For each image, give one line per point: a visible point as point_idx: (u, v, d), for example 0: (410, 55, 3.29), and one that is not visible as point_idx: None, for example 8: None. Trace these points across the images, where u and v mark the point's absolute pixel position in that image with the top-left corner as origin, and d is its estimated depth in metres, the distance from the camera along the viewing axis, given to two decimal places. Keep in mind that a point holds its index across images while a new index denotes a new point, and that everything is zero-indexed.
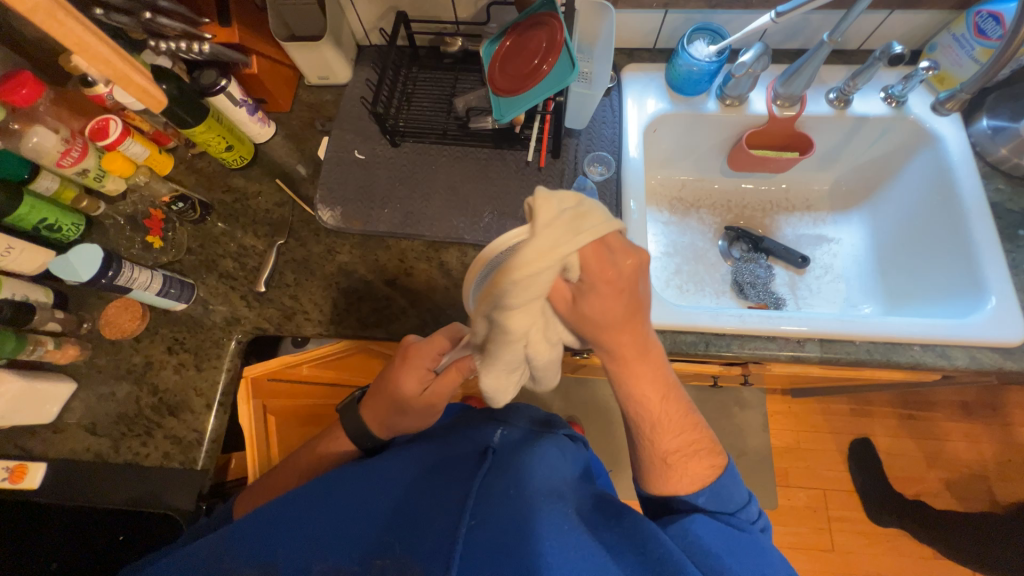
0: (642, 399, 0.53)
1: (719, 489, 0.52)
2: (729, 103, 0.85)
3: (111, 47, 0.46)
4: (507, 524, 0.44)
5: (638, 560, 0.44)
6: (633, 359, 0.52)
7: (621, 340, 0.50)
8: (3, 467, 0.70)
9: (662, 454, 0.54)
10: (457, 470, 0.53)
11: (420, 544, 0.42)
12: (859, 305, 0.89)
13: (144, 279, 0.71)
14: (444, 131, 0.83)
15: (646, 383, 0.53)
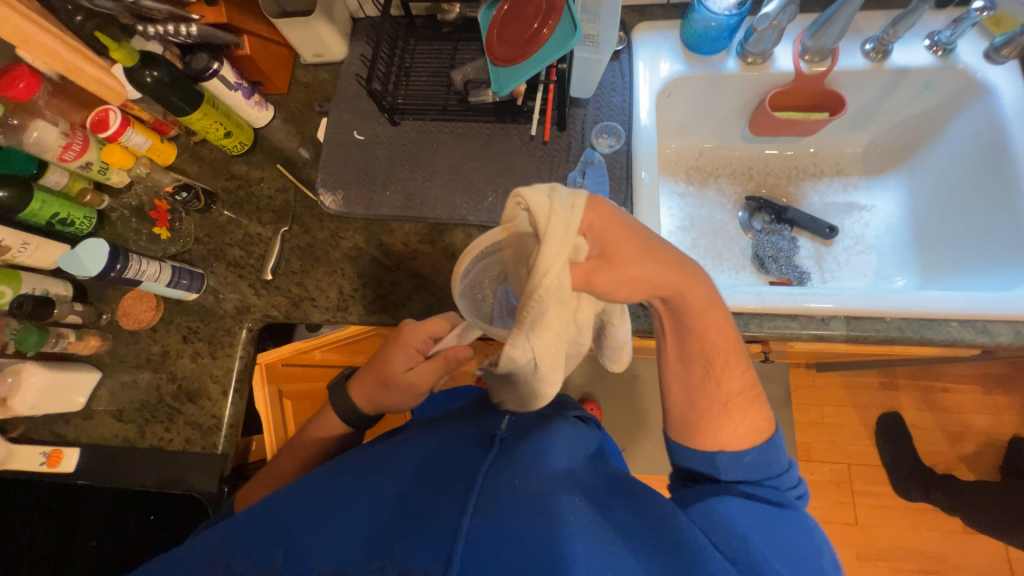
0: (709, 344, 0.50)
1: (769, 448, 0.50)
2: (752, 62, 0.78)
3: (65, 47, 0.69)
4: (514, 512, 0.43)
5: (654, 544, 0.42)
6: (697, 309, 0.49)
7: (683, 293, 0.48)
8: (41, 452, 0.75)
9: (723, 402, 0.50)
10: (464, 456, 0.52)
11: (425, 530, 0.41)
12: (891, 277, 0.83)
13: (153, 270, 0.72)
14: (444, 106, 0.79)
15: (713, 333, 0.50)
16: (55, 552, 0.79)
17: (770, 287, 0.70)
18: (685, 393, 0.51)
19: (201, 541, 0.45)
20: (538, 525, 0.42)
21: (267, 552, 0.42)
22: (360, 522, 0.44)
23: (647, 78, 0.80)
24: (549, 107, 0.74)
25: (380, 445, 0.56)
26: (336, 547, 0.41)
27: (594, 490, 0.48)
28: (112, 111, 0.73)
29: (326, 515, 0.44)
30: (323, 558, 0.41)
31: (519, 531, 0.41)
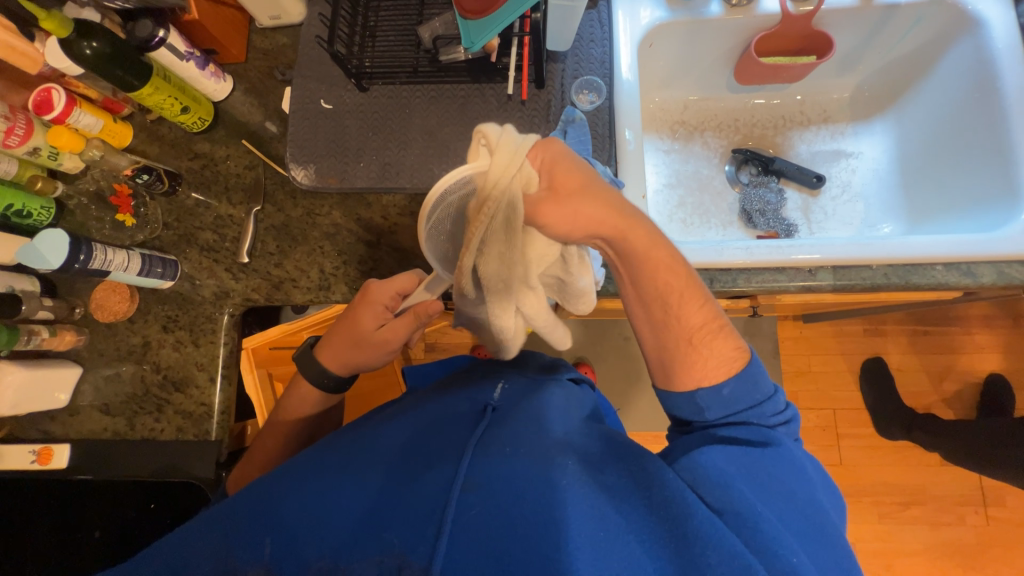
0: (661, 285, 0.50)
1: (746, 374, 0.49)
2: (735, 4, 0.74)
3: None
4: (503, 483, 0.43)
5: (644, 502, 0.43)
6: (644, 250, 0.50)
7: (628, 232, 0.49)
8: (31, 450, 0.73)
9: (688, 336, 0.50)
10: (456, 428, 0.52)
11: (416, 507, 0.42)
12: (877, 225, 0.83)
13: (121, 259, 0.69)
14: (414, 67, 0.74)
15: (663, 273, 0.50)
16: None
17: (758, 241, 0.70)
18: (654, 337, 0.52)
19: (194, 527, 0.45)
20: (528, 492, 0.42)
21: (262, 535, 0.42)
22: (353, 501, 0.44)
23: (626, 29, 0.76)
24: (525, 63, 0.69)
25: (371, 422, 0.56)
26: (330, 525, 0.42)
27: (586, 452, 0.48)
28: (55, 91, 0.68)
29: (318, 495, 0.44)
30: (317, 537, 0.41)
31: (510, 501, 0.42)
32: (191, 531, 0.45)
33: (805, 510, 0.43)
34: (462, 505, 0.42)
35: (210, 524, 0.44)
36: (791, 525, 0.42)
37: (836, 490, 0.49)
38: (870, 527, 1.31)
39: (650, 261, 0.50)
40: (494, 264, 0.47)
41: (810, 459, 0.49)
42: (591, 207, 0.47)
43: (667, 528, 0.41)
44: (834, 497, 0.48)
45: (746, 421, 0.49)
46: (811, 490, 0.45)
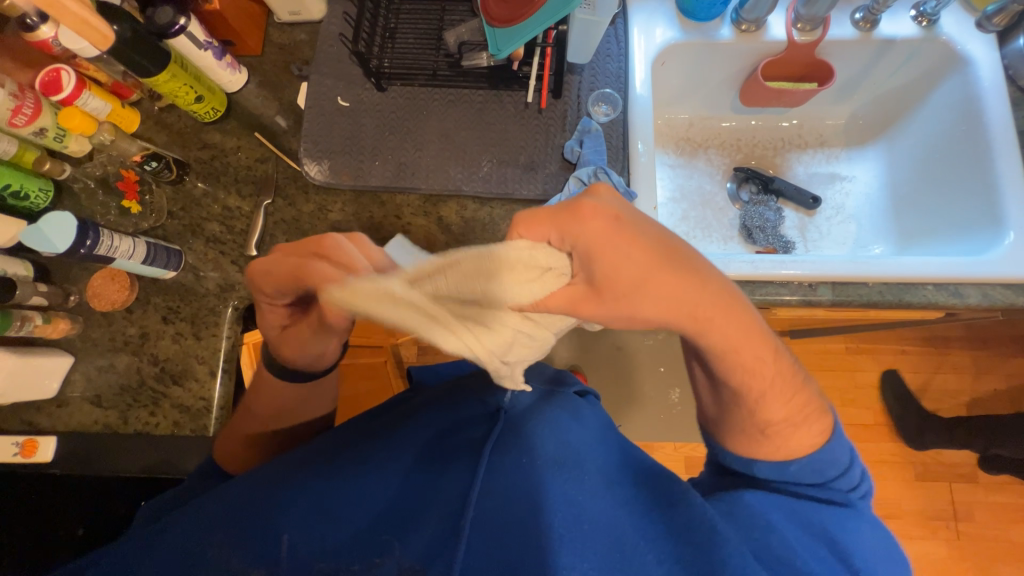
0: (748, 374, 0.47)
1: (819, 455, 0.48)
2: (744, 29, 0.78)
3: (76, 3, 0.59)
4: (517, 494, 0.45)
5: (665, 522, 0.44)
6: (733, 347, 0.46)
7: (715, 329, 0.45)
8: (14, 442, 0.70)
9: (762, 424, 0.49)
10: (467, 435, 0.53)
11: (428, 518, 0.43)
12: (868, 246, 0.87)
13: (126, 247, 0.67)
14: (434, 71, 0.76)
15: (750, 367, 0.47)
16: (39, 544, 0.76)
17: (760, 255, 0.73)
18: (718, 400, 0.52)
19: (193, 514, 0.43)
20: (540, 506, 0.44)
21: (278, 530, 0.41)
22: (364, 503, 0.45)
23: (642, 46, 0.79)
24: (546, 74, 0.72)
25: (386, 423, 0.56)
26: (337, 524, 0.42)
27: (598, 464, 0.49)
28: (65, 72, 0.66)
29: (329, 496, 0.44)
30: (323, 538, 0.41)
31: (522, 513, 0.43)
32: (188, 516, 0.43)
33: (839, 554, 0.45)
34: (479, 515, 0.43)
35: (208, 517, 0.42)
36: (824, 566, 0.43)
37: (899, 564, 0.48)
38: None
39: (734, 337, 0.46)
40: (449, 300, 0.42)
41: (874, 527, 0.48)
42: (655, 299, 0.43)
43: (685, 546, 0.42)
44: (888, 561, 0.47)
45: (816, 486, 0.49)
46: (859, 549, 0.46)
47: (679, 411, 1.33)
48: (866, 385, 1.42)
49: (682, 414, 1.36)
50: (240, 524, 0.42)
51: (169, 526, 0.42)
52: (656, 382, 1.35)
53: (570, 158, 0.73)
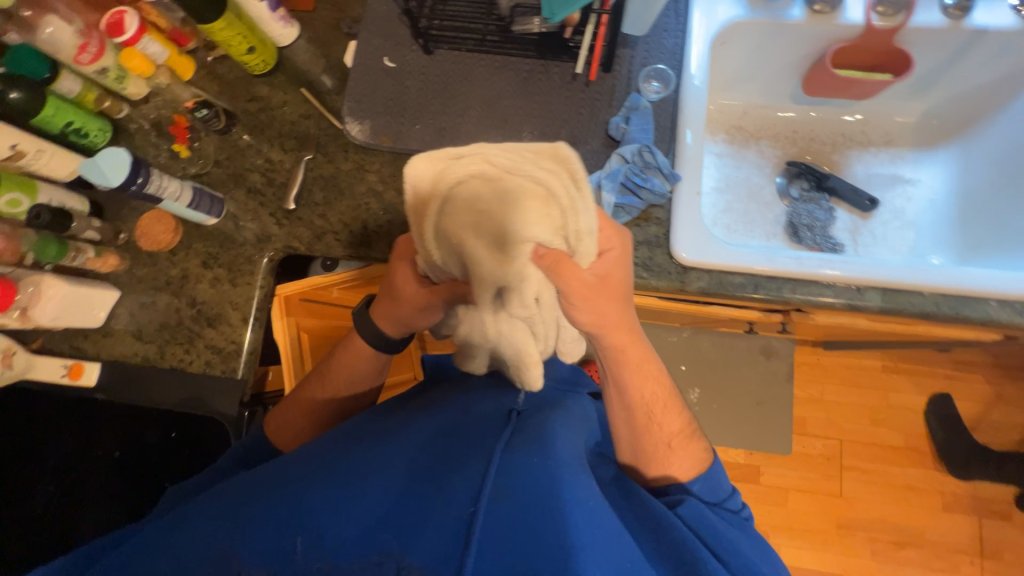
0: (642, 389, 0.58)
1: (713, 473, 0.56)
2: (818, 10, 0.72)
3: None
4: (531, 499, 0.44)
5: (655, 545, 0.46)
6: (644, 366, 0.57)
7: (635, 349, 0.56)
8: (62, 364, 0.75)
9: (666, 439, 0.57)
10: (479, 430, 0.53)
11: (436, 512, 0.42)
12: (926, 255, 0.81)
13: (174, 188, 0.70)
14: (483, 36, 0.74)
15: (653, 384, 0.58)
16: (68, 471, 0.78)
17: (807, 253, 0.69)
18: (629, 418, 0.58)
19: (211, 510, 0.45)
20: (548, 513, 0.43)
21: (288, 532, 0.41)
22: (372, 496, 0.44)
23: (702, 22, 0.75)
24: (599, 45, 0.69)
25: (398, 415, 0.58)
26: (347, 516, 0.42)
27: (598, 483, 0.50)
28: (128, 15, 0.68)
29: (342, 491, 0.44)
30: (336, 535, 0.41)
31: (534, 516, 0.43)
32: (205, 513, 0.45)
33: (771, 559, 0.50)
34: (491, 515, 0.42)
35: (227, 514, 0.44)
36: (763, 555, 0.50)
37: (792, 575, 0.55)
38: (862, 561, 1.30)
39: (638, 359, 0.57)
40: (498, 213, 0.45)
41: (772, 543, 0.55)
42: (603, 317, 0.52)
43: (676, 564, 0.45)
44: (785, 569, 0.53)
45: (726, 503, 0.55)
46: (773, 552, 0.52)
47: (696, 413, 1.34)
48: (899, 406, 1.36)
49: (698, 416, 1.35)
50: (256, 516, 0.43)
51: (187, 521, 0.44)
52: (678, 380, 1.34)
53: (615, 135, 0.71)
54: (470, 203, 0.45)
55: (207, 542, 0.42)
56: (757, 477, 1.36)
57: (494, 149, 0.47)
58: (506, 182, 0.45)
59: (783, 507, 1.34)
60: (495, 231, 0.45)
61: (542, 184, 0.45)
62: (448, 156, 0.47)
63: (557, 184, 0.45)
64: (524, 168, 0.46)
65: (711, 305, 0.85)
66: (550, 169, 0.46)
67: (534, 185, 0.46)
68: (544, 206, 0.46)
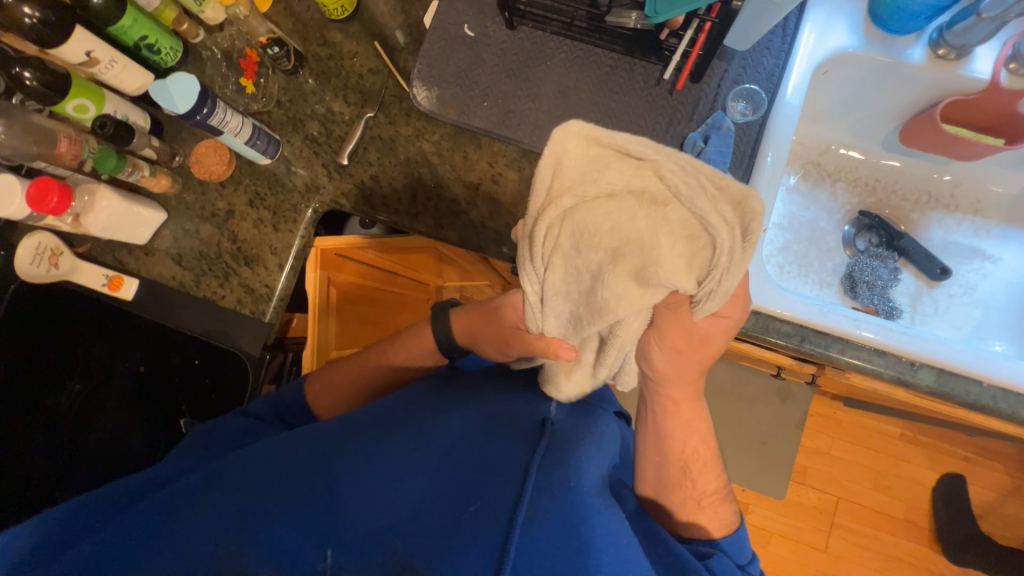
0: (684, 441, 0.59)
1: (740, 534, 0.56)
2: (941, 55, 0.66)
3: None
4: (559, 525, 0.44)
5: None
6: (691, 419, 0.60)
7: (686, 405, 0.59)
8: (104, 273, 0.77)
9: (698, 496, 0.57)
10: (512, 438, 0.53)
11: (468, 528, 0.43)
12: (987, 340, 0.75)
13: (235, 124, 0.69)
14: (571, 20, 0.70)
15: (694, 442, 0.59)
16: (92, 377, 0.80)
17: (866, 315, 0.65)
18: (660, 464, 0.59)
19: (247, 471, 0.48)
20: (578, 545, 0.43)
21: (319, 544, 0.43)
22: (404, 494, 0.46)
23: (809, 45, 0.69)
24: (695, 52, 0.64)
25: (428, 405, 0.58)
26: (382, 515, 0.45)
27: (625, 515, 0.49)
28: None
29: (376, 488, 0.46)
30: (371, 531, 0.44)
31: (568, 548, 0.43)
32: (241, 475, 0.48)
33: None
34: (524, 539, 0.42)
35: (263, 480, 0.47)
36: None
37: None
38: None
39: (687, 414, 0.59)
40: (636, 246, 0.41)
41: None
42: (684, 366, 0.55)
43: None
44: None
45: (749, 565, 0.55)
46: None
47: None
48: (908, 478, 1.31)
49: None
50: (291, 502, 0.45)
51: (224, 478, 0.47)
52: None
53: (690, 152, 0.67)
54: (607, 223, 0.41)
55: (237, 516, 0.44)
56: (743, 514, 1.35)
57: (670, 158, 0.37)
58: (664, 214, 0.39)
59: (763, 548, 1.33)
60: (628, 255, 0.42)
61: (706, 228, 0.38)
62: (610, 144, 0.38)
63: (722, 238, 0.38)
64: (693, 200, 0.38)
65: (745, 343, 0.82)
66: (723, 215, 0.37)
67: (695, 222, 0.39)
68: (695, 251, 0.40)
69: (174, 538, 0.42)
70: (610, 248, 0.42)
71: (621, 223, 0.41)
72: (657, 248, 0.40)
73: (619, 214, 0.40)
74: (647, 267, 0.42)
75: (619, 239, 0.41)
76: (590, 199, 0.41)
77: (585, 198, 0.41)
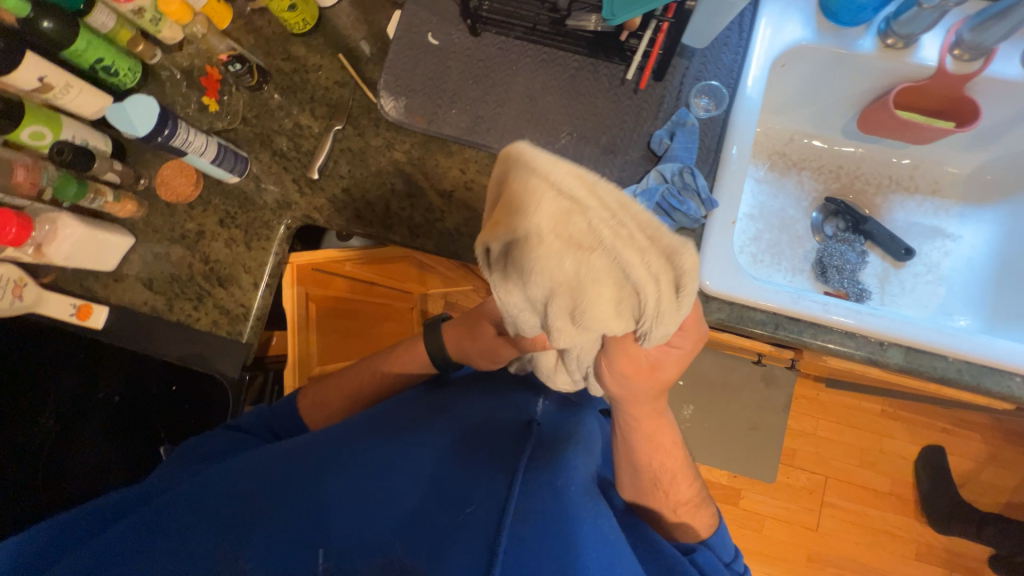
0: (653, 452, 0.57)
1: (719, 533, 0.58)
2: (890, 44, 0.68)
3: None
4: (549, 522, 0.44)
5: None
6: (656, 431, 0.57)
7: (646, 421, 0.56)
8: (71, 303, 0.75)
9: (674, 505, 0.58)
10: (500, 441, 0.53)
11: (458, 532, 0.43)
12: (954, 316, 0.78)
13: (199, 143, 0.68)
14: (534, 25, 0.70)
15: (662, 453, 0.57)
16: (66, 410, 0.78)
17: (835, 299, 0.67)
18: (635, 477, 0.58)
19: (237, 485, 0.48)
20: (568, 541, 0.43)
21: (312, 545, 0.43)
22: (393, 501, 0.46)
23: (765, 40, 0.70)
24: (655, 52, 0.66)
25: (413, 415, 0.57)
26: (372, 520, 0.44)
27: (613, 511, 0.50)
28: None
29: (365, 497, 0.46)
30: (362, 537, 0.43)
31: (558, 545, 0.43)
32: (231, 487, 0.48)
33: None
34: (514, 539, 0.42)
35: (252, 492, 0.47)
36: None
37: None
38: None
39: (650, 427, 0.56)
40: (562, 293, 0.38)
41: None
42: (641, 388, 0.51)
43: None
44: None
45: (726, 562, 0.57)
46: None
47: (687, 429, 1.35)
48: (891, 453, 1.35)
49: (689, 432, 1.36)
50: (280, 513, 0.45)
51: (212, 491, 0.47)
52: (675, 395, 1.34)
53: (657, 149, 0.68)
54: (533, 266, 0.37)
55: (222, 531, 0.44)
56: (736, 500, 1.38)
57: (602, 202, 0.33)
58: (592, 264, 0.35)
59: (757, 532, 1.36)
60: (557, 298, 0.38)
61: (632, 282, 0.34)
62: (545, 176, 0.33)
63: (649, 294, 0.34)
64: (622, 250, 0.34)
65: (724, 333, 0.84)
66: (650, 267, 0.34)
67: (622, 272, 0.35)
68: (625, 302, 0.36)
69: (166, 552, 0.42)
70: (543, 291, 0.38)
71: (546, 268, 0.36)
72: (582, 296, 0.37)
73: (542, 260, 0.36)
74: (580, 313, 0.38)
75: (549, 285, 0.37)
76: (515, 236, 0.36)
77: (511, 235, 0.36)
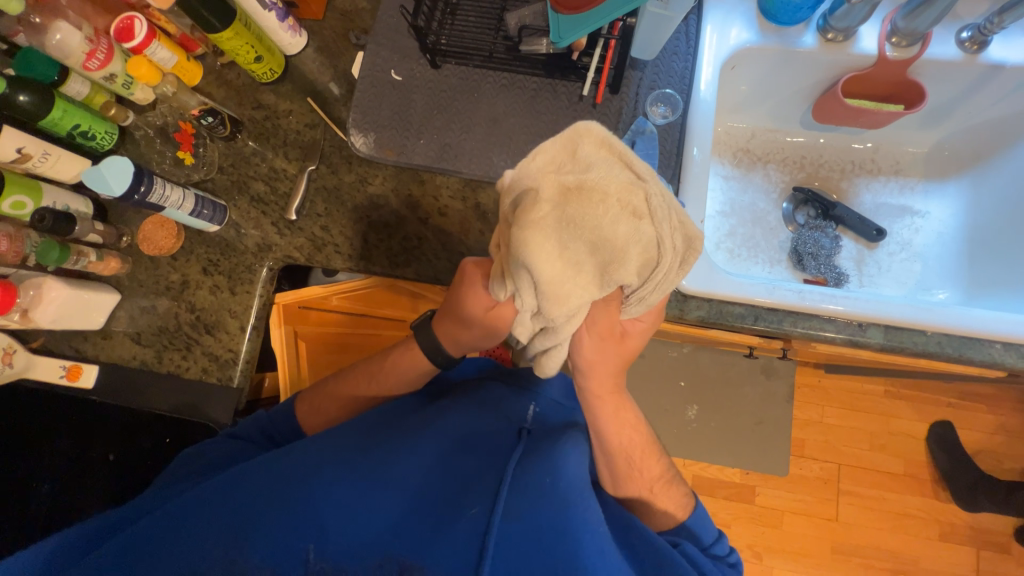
0: (622, 435, 0.61)
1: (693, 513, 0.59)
2: (831, 38, 0.71)
3: None
4: (537, 518, 0.46)
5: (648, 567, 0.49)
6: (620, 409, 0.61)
7: (608, 399, 0.61)
8: (61, 365, 0.76)
9: (648, 484, 0.60)
10: (491, 447, 0.56)
11: (448, 535, 0.45)
12: (932, 290, 0.80)
13: (176, 197, 0.70)
14: (491, 53, 0.74)
15: (630, 431, 0.61)
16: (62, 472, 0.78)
17: (808, 285, 0.68)
18: (610, 462, 0.61)
19: (228, 493, 0.48)
20: (558, 530, 0.46)
21: (306, 540, 0.45)
22: (389, 508, 0.48)
23: (713, 44, 0.73)
24: (607, 67, 0.69)
25: (402, 428, 0.57)
26: (365, 522, 0.46)
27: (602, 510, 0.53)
28: (139, 20, 0.69)
29: (362, 500, 0.48)
30: (356, 536, 0.45)
31: (547, 537, 0.45)
32: (224, 495, 0.48)
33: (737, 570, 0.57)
34: (503, 536, 0.45)
35: (244, 498, 0.47)
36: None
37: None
38: None
39: (614, 404, 0.61)
40: (594, 250, 0.44)
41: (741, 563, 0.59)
42: (611, 356, 0.58)
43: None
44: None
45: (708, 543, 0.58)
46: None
47: (693, 429, 1.34)
48: (901, 433, 1.34)
49: (696, 433, 1.35)
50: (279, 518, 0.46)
51: (203, 499, 0.48)
52: (676, 396, 1.33)
53: None
54: (580, 216, 0.43)
55: (218, 539, 0.45)
56: (752, 498, 1.35)
57: (657, 185, 0.44)
58: (634, 227, 0.43)
59: (777, 529, 1.33)
60: (584, 252, 0.45)
61: (659, 251, 0.44)
62: (619, 153, 0.44)
63: (668, 261, 0.45)
64: (663, 224, 0.43)
65: (711, 329, 0.85)
66: (675, 244, 0.44)
67: (651, 242, 0.44)
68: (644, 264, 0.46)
69: (174, 551, 0.44)
70: (587, 242, 0.44)
71: (594, 222, 0.43)
72: (616, 255, 0.44)
73: (595, 213, 0.43)
74: (608, 269, 0.45)
75: (598, 236, 0.44)
76: (575, 188, 0.43)
77: (574, 184, 0.43)
